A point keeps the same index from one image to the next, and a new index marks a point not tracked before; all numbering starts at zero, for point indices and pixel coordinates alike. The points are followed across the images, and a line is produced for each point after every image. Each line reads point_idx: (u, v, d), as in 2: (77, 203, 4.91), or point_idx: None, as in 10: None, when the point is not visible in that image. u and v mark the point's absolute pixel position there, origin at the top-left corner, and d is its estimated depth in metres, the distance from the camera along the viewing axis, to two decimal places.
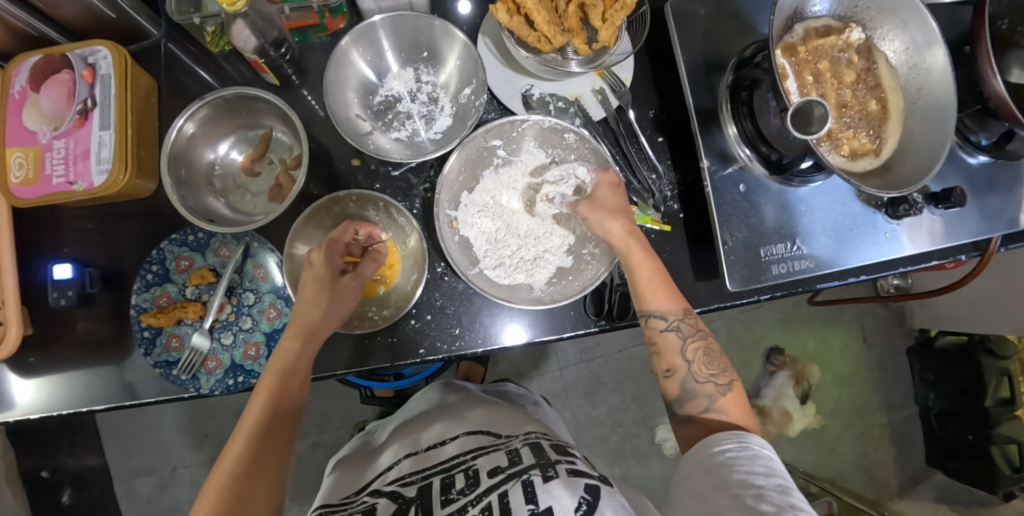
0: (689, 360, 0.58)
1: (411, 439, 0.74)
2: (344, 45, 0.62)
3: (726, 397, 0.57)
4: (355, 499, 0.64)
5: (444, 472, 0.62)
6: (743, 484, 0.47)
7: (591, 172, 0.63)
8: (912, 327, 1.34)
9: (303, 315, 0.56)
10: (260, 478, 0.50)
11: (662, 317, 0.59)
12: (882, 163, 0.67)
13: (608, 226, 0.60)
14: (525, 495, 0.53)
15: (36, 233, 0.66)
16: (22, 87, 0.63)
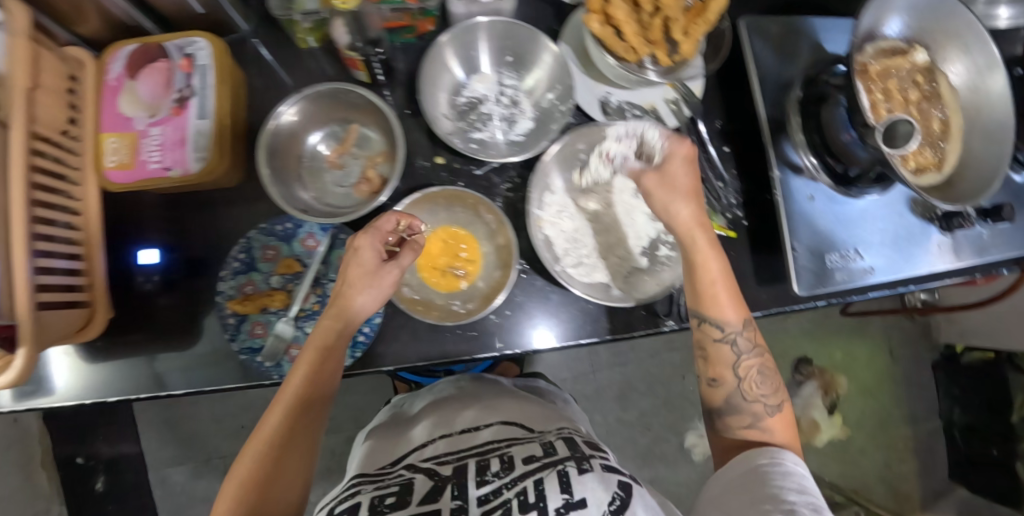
0: (740, 376, 0.59)
1: (447, 418, 0.72)
2: (442, 45, 0.66)
3: (774, 416, 0.59)
4: (392, 470, 0.62)
5: (480, 455, 0.60)
6: (776, 498, 0.49)
7: (665, 140, 0.63)
8: (938, 341, 1.36)
9: (345, 297, 0.56)
10: (296, 452, 0.52)
11: (718, 325, 0.59)
12: (946, 178, 0.69)
13: (676, 209, 0.60)
14: (561, 485, 0.52)
15: (123, 218, 0.68)
16: (118, 74, 0.65)
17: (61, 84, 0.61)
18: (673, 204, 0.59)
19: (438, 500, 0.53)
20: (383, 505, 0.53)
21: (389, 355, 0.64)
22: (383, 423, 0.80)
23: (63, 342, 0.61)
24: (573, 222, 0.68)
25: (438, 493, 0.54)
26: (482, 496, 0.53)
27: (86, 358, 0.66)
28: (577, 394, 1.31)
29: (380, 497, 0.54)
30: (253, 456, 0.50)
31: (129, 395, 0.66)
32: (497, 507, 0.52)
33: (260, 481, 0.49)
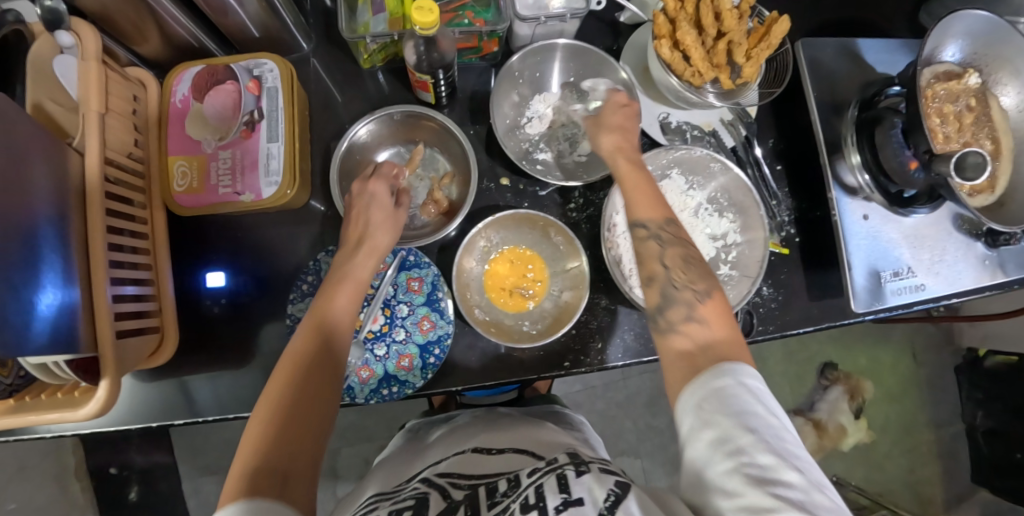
0: (667, 266, 0.54)
1: (461, 439, 0.71)
2: (513, 65, 0.66)
3: (707, 305, 0.51)
4: (405, 486, 0.59)
5: (489, 478, 0.56)
6: (741, 430, 0.39)
7: (606, 91, 0.66)
8: (960, 346, 1.40)
9: (361, 237, 0.60)
10: (318, 384, 0.49)
11: (643, 225, 0.56)
12: (997, 199, 0.69)
13: (600, 140, 0.62)
14: (559, 484, 0.43)
15: (189, 240, 0.69)
16: (184, 96, 0.65)
17: (126, 106, 0.62)
18: (598, 134, 0.61)
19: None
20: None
21: (459, 375, 0.65)
22: (399, 448, 0.80)
23: (136, 368, 0.61)
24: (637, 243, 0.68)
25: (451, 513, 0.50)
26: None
27: (158, 381, 0.66)
28: (609, 401, 1.33)
29: (396, 511, 0.51)
30: (279, 387, 0.48)
31: (193, 417, 0.66)
32: None
33: (285, 408, 0.46)
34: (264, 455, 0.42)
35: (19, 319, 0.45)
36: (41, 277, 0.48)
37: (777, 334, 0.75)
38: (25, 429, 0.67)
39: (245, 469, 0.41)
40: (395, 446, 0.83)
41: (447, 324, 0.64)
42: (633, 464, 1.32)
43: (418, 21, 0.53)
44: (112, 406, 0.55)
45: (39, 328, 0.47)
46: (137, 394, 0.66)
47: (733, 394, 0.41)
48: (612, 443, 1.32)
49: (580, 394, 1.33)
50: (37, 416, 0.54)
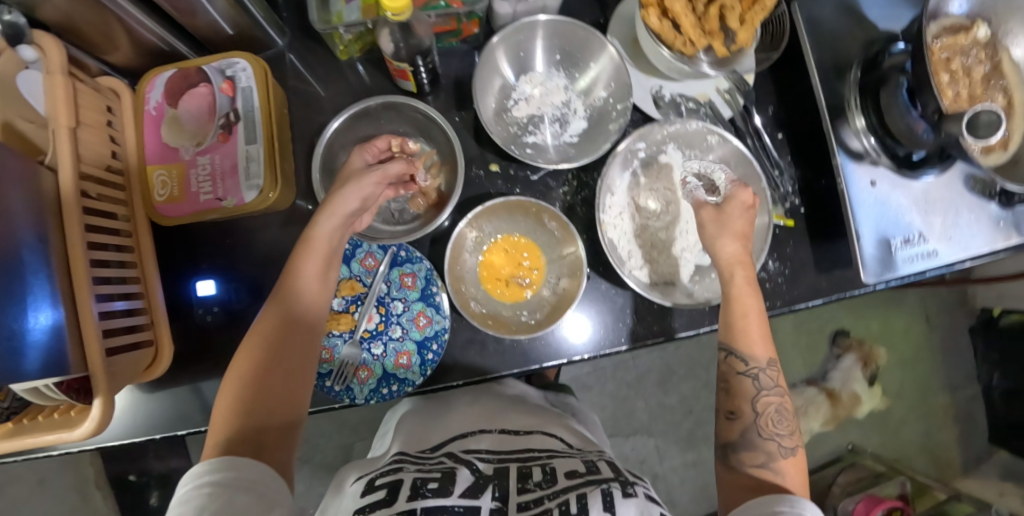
0: (758, 411, 0.55)
1: (492, 415, 0.74)
2: (493, 46, 0.63)
3: (788, 460, 0.53)
4: (432, 456, 0.62)
5: (521, 460, 0.60)
6: None
7: (730, 183, 0.62)
8: (975, 307, 1.38)
9: (309, 227, 0.56)
10: (280, 359, 0.52)
11: (744, 359, 0.56)
12: (1010, 157, 0.66)
13: (721, 245, 0.59)
14: (604, 503, 0.51)
15: (177, 250, 0.67)
16: (158, 103, 0.63)
17: (100, 117, 0.60)
18: (720, 240, 0.59)
19: (478, 496, 0.53)
20: (425, 488, 0.53)
21: (459, 369, 0.64)
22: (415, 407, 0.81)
23: (132, 383, 0.61)
24: (635, 222, 0.67)
25: (479, 490, 0.54)
26: (522, 502, 0.52)
27: (159, 395, 0.66)
28: (619, 381, 1.32)
29: (423, 480, 0.54)
30: (242, 363, 0.51)
31: (199, 427, 0.65)
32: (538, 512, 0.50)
33: (247, 383, 0.50)
34: (228, 426, 0.47)
35: (11, 346, 0.45)
36: (29, 299, 0.48)
37: (785, 309, 0.73)
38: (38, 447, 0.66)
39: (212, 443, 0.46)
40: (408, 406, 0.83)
41: (444, 319, 0.63)
42: (647, 443, 1.32)
43: (386, 7, 0.50)
44: (108, 424, 0.54)
45: (30, 355, 0.47)
46: (138, 408, 0.65)
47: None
48: (625, 424, 1.32)
49: (589, 377, 1.31)
50: (34, 438, 0.53)
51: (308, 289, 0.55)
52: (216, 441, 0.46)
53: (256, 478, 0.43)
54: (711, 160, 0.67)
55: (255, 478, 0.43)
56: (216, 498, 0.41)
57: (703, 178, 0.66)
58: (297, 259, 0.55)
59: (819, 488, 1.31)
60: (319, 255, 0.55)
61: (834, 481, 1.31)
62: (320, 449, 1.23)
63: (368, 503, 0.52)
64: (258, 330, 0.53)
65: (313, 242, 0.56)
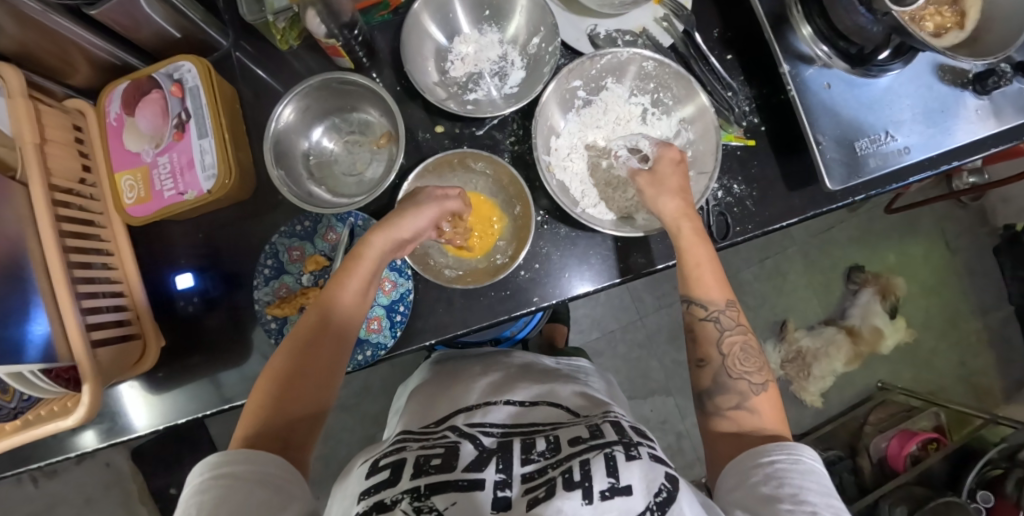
0: (724, 353, 0.58)
1: (496, 386, 0.71)
2: (416, 11, 0.65)
3: (759, 396, 0.56)
4: (437, 431, 0.60)
5: (525, 434, 0.57)
6: (795, 499, 0.45)
7: (654, 144, 0.64)
8: (997, 225, 1.31)
9: (356, 244, 0.58)
10: (314, 361, 0.53)
11: (703, 305, 0.59)
12: (969, 35, 0.64)
13: (663, 203, 0.60)
14: (607, 468, 0.47)
15: (151, 250, 0.71)
16: (118, 114, 0.66)
17: (68, 135, 0.64)
18: (659, 198, 0.60)
19: (482, 470, 0.49)
20: (427, 465, 0.50)
21: (429, 328, 0.66)
22: (424, 383, 0.80)
23: (123, 376, 0.65)
24: (587, 163, 0.67)
25: (483, 463, 0.50)
26: (526, 474, 0.49)
27: (167, 390, 0.70)
28: (629, 343, 1.30)
29: (426, 456, 0.51)
30: (279, 362, 0.53)
31: (197, 414, 0.70)
32: (539, 484, 0.47)
33: (281, 388, 0.51)
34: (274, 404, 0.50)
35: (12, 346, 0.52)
36: (29, 307, 0.54)
37: (758, 232, 0.71)
38: (53, 451, 0.71)
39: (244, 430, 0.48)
40: (421, 379, 0.82)
41: (407, 281, 0.64)
42: (667, 402, 1.29)
43: None
44: (95, 411, 0.59)
45: (31, 352, 0.53)
46: (150, 401, 0.70)
47: (786, 468, 0.47)
48: (642, 385, 1.30)
49: (600, 341, 1.30)
50: (37, 429, 0.59)
51: (348, 301, 0.56)
52: (241, 439, 0.47)
53: (274, 472, 0.44)
54: (673, 107, 0.67)
55: (274, 475, 0.43)
56: (235, 490, 0.41)
57: (634, 149, 0.66)
58: (341, 270, 0.56)
59: (851, 429, 1.27)
60: (352, 270, 0.56)
61: (866, 420, 1.27)
62: (343, 443, 1.26)
63: (371, 486, 0.49)
64: (300, 326, 0.54)
65: (359, 258, 0.57)
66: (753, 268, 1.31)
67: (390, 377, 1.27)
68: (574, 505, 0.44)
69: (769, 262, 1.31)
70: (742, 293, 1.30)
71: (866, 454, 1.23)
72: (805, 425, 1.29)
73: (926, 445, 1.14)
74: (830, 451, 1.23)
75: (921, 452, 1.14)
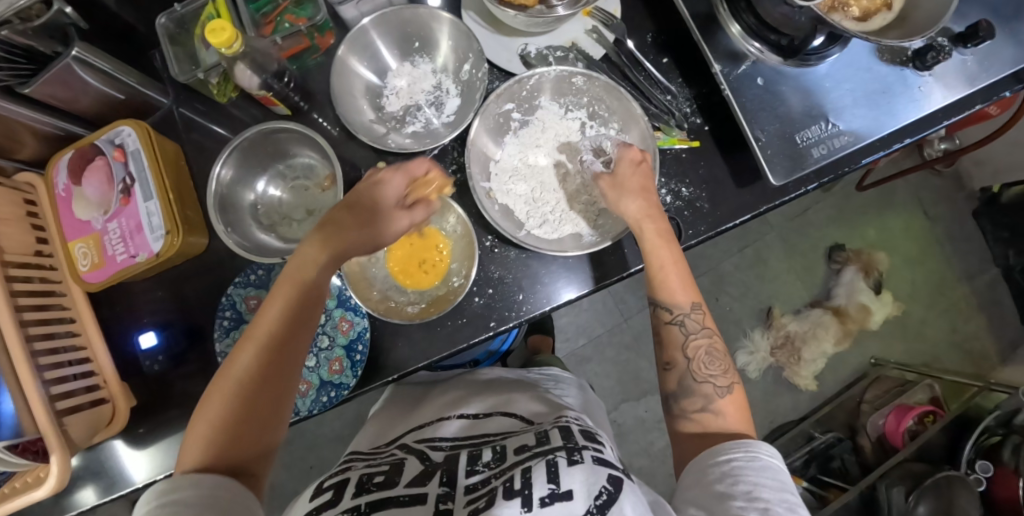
0: (689, 357, 0.58)
1: (454, 401, 0.72)
2: (342, 55, 0.66)
3: (725, 399, 0.56)
4: (386, 450, 0.60)
5: (473, 445, 0.58)
6: (749, 496, 0.45)
7: (617, 146, 0.65)
8: (974, 189, 1.30)
9: (296, 266, 0.53)
10: (261, 393, 0.50)
11: (668, 308, 0.59)
12: (897, 15, 0.63)
13: (626, 205, 0.61)
14: (548, 474, 0.47)
15: (115, 311, 0.72)
16: (66, 185, 0.67)
17: (18, 211, 0.64)
18: (622, 201, 0.60)
19: (425, 484, 0.50)
20: (370, 482, 0.50)
21: (392, 364, 0.66)
22: (391, 401, 0.81)
23: (97, 439, 0.66)
24: (558, 177, 0.68)
25: (427, 478, 0.51)
26: (470, 485, 0.50)
27: (146, 448, 0.71)
28: (617, 346, 1.30)
29: (370, 474, 0.52)
30: (225, 391, 0.49)
31: (174, 467, 0.70)
32: (481, 495, 0.48)
33: (225, 421, 0.49)
34: (214, 446, 0.47)
35: None
36: None
37: (711, 233, 0.71)
38: None
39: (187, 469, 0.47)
40: (385, 399, 0.83)
41: (363, 319, 0.65)
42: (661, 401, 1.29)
43: (216, 44, 0.55)
44: (68, 478, 0.60)
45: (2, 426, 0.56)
46: (131, 461, 0.71)
47: (741, 466, 0.47)
48: (633, 386, 1.29)
49: (587, 348, 1.30)
50: (14, 501, 0.59)
51: (294, 329, 0.52)
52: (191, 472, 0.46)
53: (224, 503, 0.44)
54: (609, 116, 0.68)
55: (225, 503, 0.44)
56: None
57: (598, 151, 0.67)
58: (282, 298, 0.52)
59: (849, 409, 1.26)
60: (293, 300, 0.52)
61: (862, 399, 1.26)
62: None
63: (314, 506, 0.49)
64: (243, 356, 0.50)
65: (305, 282, 0.53)
66: (734, 258, 1.30)
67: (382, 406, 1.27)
68: (512, 512, 0.43)
69: (748, 251, 1.31)
70: (725, 285, 1.30)
71: (865, 432, 1.22)
72: (802, 409, 1.28)
73: (923, 419, 1.13)
74: (830, 433, 1.22)
75: (918, 426, 1.12)
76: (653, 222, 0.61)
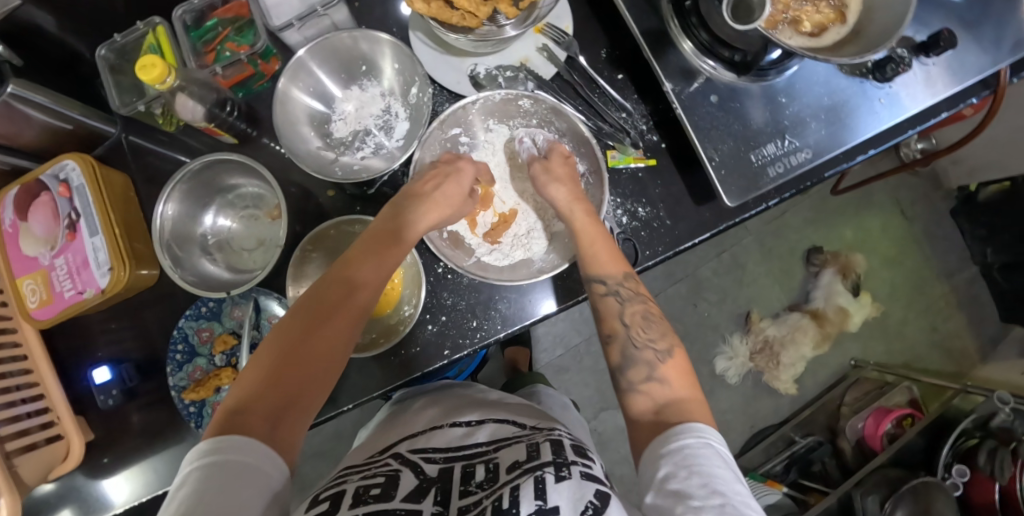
0: (626, 324, 0.57)
1: (446, 408, 0.64)
2: (284, 86, 0.64)
3: (667, 364, 0.54)
4: (377, 458, 0.53)
5: (468, 458, 0.52)
6: (705, 492, 0.40)
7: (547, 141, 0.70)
8: (951, 188, 1.29)
9: (381, 234, 0.59)
10: (313, 347, 0.50)
11: (601, 281, 0.59)
12: (851, 29, 0.61)
13: (554, 193, 0.65)
14: (535, 490, 0.44)
15: (70, 346, 0.71)
16: (12, 220, 0.65)
17: None
18: (549, 186, 0.65)
19: (419, 501, 0.45)
20: (366, 496, 0.44)
21: (345, 394, 0.65)
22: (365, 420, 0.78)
23: (54, 476, 0.65)
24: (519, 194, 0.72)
25: (422, 494, 0.46)
26: (464, 506, 0.45)
27: (102, 482, 0.70)
28: (595, 354, 1.29)
29: (365, 486, 0.46)
30: (277, 340, 0.50)
31: (132, 501, 0.69)
32: None
33: (267, 374, 0.47)
34: (251, 395, 0.45)
35: None
36: None
37: (669, 253, 0.70)
38: None
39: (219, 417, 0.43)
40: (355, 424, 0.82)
41: None
42: None
43: (147, 80, 0.55)
44: None
45: None
46: (87, 497, 0.70)
47: (693, 457, 0.43)
48: (613, 394, 1.29)
49: (565, 358, 1.29)
50: None
51: (353, 297, 0.54)
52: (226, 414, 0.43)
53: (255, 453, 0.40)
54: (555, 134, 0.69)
55: (256, 458, 0.40)
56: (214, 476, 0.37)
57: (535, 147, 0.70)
58: (356, 260, 0.56)
59: (829, 412, 1.25)
60: (364, 263, 0.56)
61: (842, 401, 1.25)
62: None
63: None
64: (295, 318, 0.52)
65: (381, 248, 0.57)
66: (711, 264, 1.30)
67: (361, 422, 1.27)
68: None
69: (725, 255, 1.30)
70: (703, 290, 1.29)
71: (845, 435, 1.21)
72: (783, 413, 1.27)
73: (902, 422, 1.12)
74: (810, 436, 1.22)
75: (896, 429, 1.11)
76: (582, 205, 0.64)
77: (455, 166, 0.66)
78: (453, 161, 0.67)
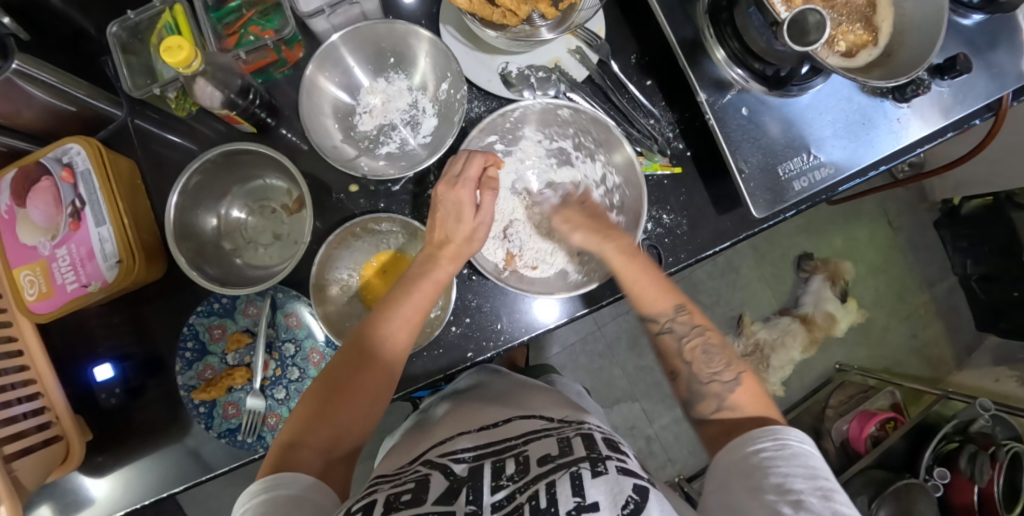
0: (688, 361, 0.56)
1: (467, 408, 0.62)
2: (311, 75, 0.62)
3: (737, 393, 0.52)
4: (407, 467, 0.51)
5: (496, 455, 0.49)
6: (781, 489, 0.40)
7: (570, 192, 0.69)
8: (935, 201, 1.35)
9: (422, 264, 0.57)
10: (359, 386, 0.50)
11: (655, 319, 0.58)
12: (882, 51, 0.63)
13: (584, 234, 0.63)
14: (573, 486, 0.41)
15: (67, 340, 0.67)
16: (8, 206, 0.61)
17: None
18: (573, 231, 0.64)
19: (452, 502, 0.42)
20: (397, 502, 0.42)
21: None
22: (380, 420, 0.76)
23: (51, 478, 0.62)
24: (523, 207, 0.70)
25: (454, 494, 0.43)
26: (497, 502, 0.42)
27: (95, 485, 0.67)
28: (590, 353, 1.30)
29: (396, 494, 0.44)
30: (324, 379, 0.51)
31: (132, 504, 0.66)
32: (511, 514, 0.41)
33: (315, 414, 0.48)
34: (301, 434, 0.46)
35: None
36: None
37: (691, 260, 0.71)
38: None
39: (272, 457, 0.45)
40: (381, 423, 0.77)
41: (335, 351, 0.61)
42: (633, 408, 1.31)
43: (172, 64, 0.50)
44: None
45: None
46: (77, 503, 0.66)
47: (769, 457, 0.43)
48: (607, 393, 1.30)
49: (560, 356, 1.30)
50: None
51: (394, 331, 0.53)
52: (284, 444, 0.46)
53: (302, 493, 0.41)
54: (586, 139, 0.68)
55: (306, 496, 0.41)
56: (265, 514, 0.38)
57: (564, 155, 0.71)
58: (398, 294, 0.55)
59: (814, 413, 1.28)
60: (406, 296, 0.54)
61: (827, 403, 1.29)
62: None
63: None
64: (342, 354, 0.52)
65: (423, 279, 0.56)
66: (707, 267, 1.32)
67: None
68: None
69: (721, 260, 1.32)
70: (698, 293, 1.32)
71: (830, 436, 1.23)
72: None
73: (885, 425, 1.17)
74: None
75: (880, 432, 1.16)
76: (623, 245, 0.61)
77: (455, 194, 0.56)
78: (447, 191, 0.56)
